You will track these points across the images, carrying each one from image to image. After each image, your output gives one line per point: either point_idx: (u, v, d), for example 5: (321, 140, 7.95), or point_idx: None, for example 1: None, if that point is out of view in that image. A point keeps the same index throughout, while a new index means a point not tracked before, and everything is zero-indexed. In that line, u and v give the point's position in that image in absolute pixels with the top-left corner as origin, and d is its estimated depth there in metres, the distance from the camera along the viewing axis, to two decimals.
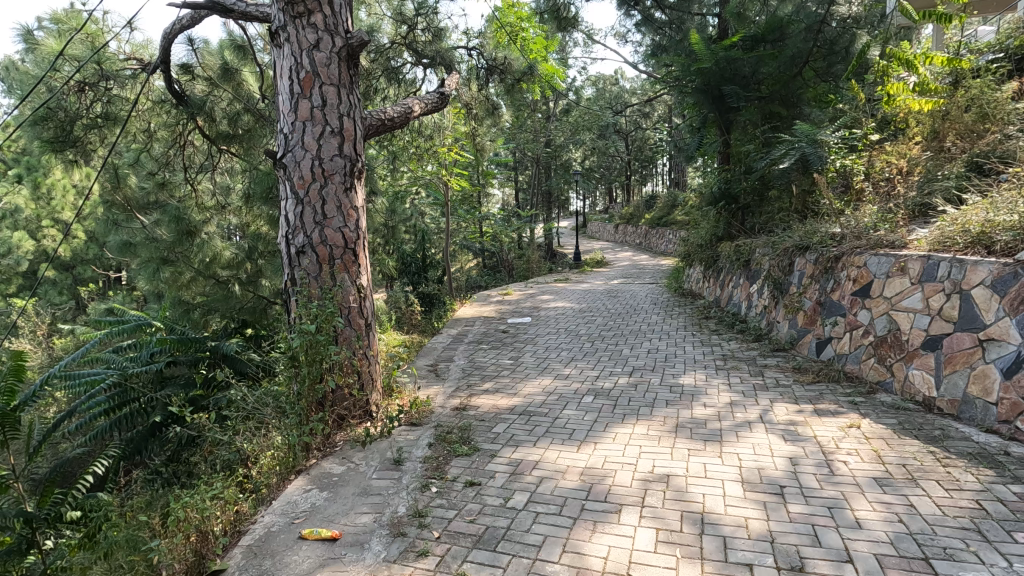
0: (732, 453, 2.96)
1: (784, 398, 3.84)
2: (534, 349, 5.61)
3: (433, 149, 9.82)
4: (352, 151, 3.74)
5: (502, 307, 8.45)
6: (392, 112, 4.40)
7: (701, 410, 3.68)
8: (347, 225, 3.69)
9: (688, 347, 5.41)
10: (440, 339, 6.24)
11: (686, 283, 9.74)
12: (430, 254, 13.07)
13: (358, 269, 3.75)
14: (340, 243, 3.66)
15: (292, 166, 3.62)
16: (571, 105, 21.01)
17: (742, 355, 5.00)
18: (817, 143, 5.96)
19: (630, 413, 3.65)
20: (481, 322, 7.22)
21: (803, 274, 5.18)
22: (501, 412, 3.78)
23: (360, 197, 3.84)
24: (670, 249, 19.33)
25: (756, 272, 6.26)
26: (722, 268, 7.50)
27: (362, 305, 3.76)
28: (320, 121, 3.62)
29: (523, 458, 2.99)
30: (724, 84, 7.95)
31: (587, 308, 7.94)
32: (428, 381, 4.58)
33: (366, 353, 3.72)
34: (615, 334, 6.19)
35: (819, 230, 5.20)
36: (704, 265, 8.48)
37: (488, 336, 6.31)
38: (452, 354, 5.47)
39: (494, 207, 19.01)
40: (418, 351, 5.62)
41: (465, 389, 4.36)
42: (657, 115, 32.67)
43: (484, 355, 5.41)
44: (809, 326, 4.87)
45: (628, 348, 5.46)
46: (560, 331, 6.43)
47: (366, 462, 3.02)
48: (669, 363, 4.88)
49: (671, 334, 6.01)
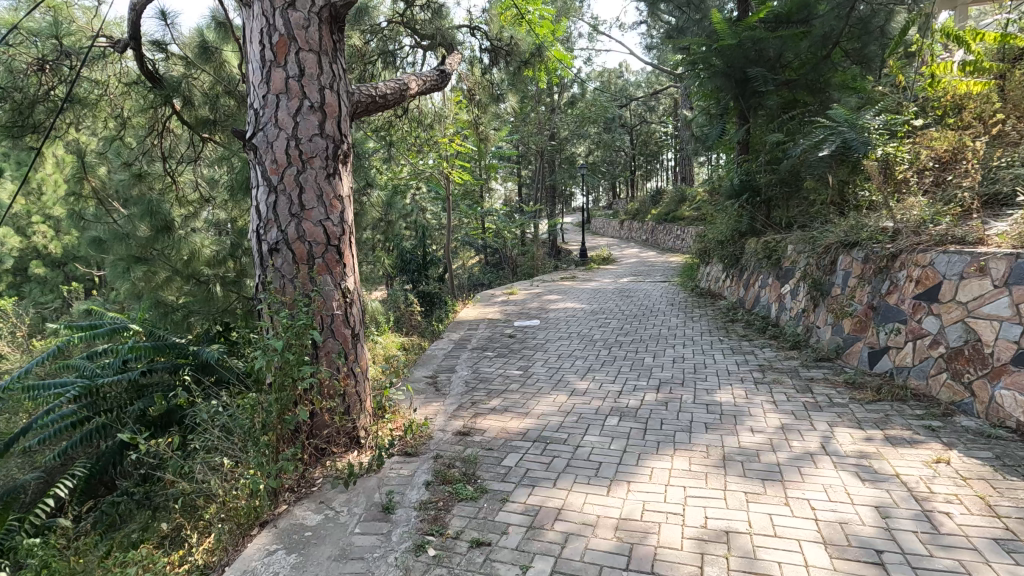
0: (802, 499, 2.39)
1: (846, 421, 3.25)
2: (543, 357, 5.05)
3: (434, 140, 9.23)
4: (335, 130, 3.16)
5: (508, 307, 7.87)
6: (385, 87, 3.79)
7: (750, 437, 3.10)
8: (328, 217, 3.12)
9: (718, 356, 4.82)
10: (441, 345, 5.68)
11: (701, 282, 9.17)
12: (431, 251, 12.50)
13: (342, 270, 3.17)
14: (321, 239, 3.08)
15: (263, 147, 3.04)
16: (576, 97, 20.35)
17: (782, 366, 4.43)
18: (859, 129, 5.36)
19: (666, 441, 3.07)
20: (486, 325, 6.66)
21: (849, 274, 4.59)
22: (512, 439, 3.21)
23: (345, 185, 3.26)
24: (679, 246, 18.79)
25: (790, 270, 5.67)
26: (747, 266, 6.91)
27: (348, 313, 3.19)
28: (296, 94, 3.04)
29: (542, 505, 2.43)
30: (749, 67, 7.30)
31: (600, 310, 7.35)
32: (427, 397, 4.02)
33: (353, 370, 3.16)
34: (633, 339, 5.60)
35: (866, 224, 4.61)
36: (724, 263, 7.90)
37: (494, 341, 5.75)
38: (453, 363, 4.92)
39: (496, 202, 18.42)
40: (416, 359, 5.06)
41: (469, 407, 3.79)
42: (662, 109, 32.02)
43: (489, 364, 4.84)
44: (858, 333, 4.30)
45: (651, 357, 4.88)
46: (572, 336, 5.85)
47: (349, 510, 2.45)
48: (700, 375, 4.29)
49: (697, 340, 5.42)
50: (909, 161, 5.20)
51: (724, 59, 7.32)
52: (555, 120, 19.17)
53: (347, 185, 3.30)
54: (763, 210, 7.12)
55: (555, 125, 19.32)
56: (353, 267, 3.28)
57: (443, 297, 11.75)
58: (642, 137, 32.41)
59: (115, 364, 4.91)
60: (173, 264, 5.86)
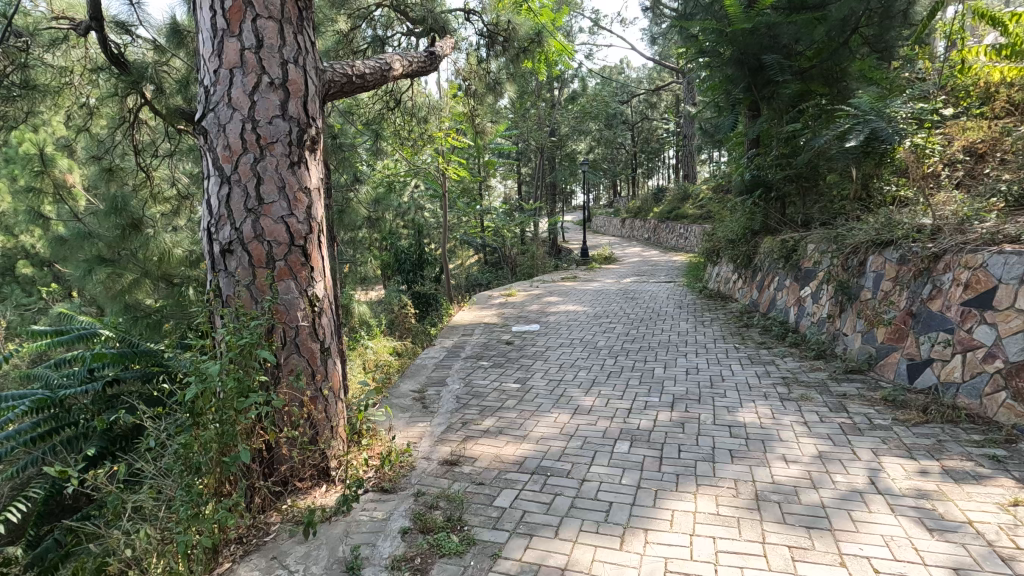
0: (860, 557, 1.94)
1: (893, 449, 2.81)
2: (542, 368, 4.60)
3: (429, 133, 8.80)
4: (299, 112, 2.71)
5: (506, 310, 7.42)
6: (362, 66, 3.33)
7: (783, 468, 2.66)
8: (292, 213, 2.68)
9: (736, 367, 4.37)
10: (433, 352, 5.25)
11: (709, 283, 8.73)
12: (427, 250, 12.06)
13: (309, 275, 2.73)
14: (283, 239, 2.64)
15: (214, 130, 2.60)
16: (577, 92, 19.88)
17: (809, 379, 3.98)
18: (888, 117, 4.91)
19: (686, 475, 2.63)
20: (482, 329, 6.22)
21: (881, 277, 4.14)
22: (507, 470, 2.77)
23: (313, 175, 2.82)
24: (683, 244, 18.34)
25: (811, 272, 5.23)
26: (761, 267, 6.46)
27: (315, 323, 2.75)
28: (253, 68, 2.60)
29: (542, 564, 1.98)
30: (763, 54, 6.84)
31: (604, 313, 6.90)
32: (412, 416, 3.58)
33: (321, 390, 2.72)
34: (641, 347, 5.15)
35: (901, 221, 4.16)
36: (735, 263, 7.45)
37: (490, 348, 5.31)
38: (444, 374, 4.48)
39: (495, 200, 17.99)
40: (405, 369, 4.62)
41: (459, 428, 3.35)
42: (664, 105, 31.55)
43: (483, 376, 4.40)
44: (895, 342, 3.85)
45: (661, 369, 4.43)
46: (576, 343, 5.39)
47: (305, 570, 2.01)
48: (718, 391, 3.84)
49: (711, 348, 4.97)
50: (943, 152, 4.75)
51: (738, 44, 6.82)
52: (556, 115, 18.68)
53: (316, 176, 2.85)
54: (777, 207, 6.68)
55: (556, 121, 18.83)
56: (322, 270, 2.84)
57: (439, 298, 11.31)
58: (644, 133, 31.93)
59: (79, 373, 3.93)
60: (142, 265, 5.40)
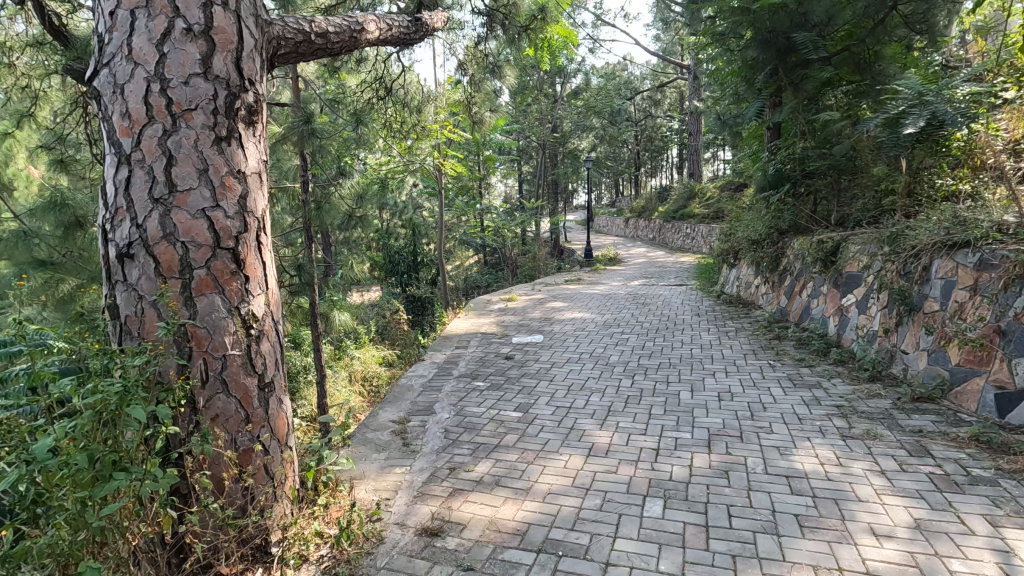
0: None
1: (1014, 517, 2.13)
2: (546, 390, 3.93)
3: (423, 124, 8.13)
4: (229, 71, 2.03)
5: (505, 318, 6.75)
6: (325, 22, 2.61)
7: (878, 548, 1.98)
8: (217, 204, 2.00)
9: (777, 391, 3.70)
10: (422, 369, 4.57)
11: (726, 287, 8.06)
12: (422, 251, 11.40)
13: (242, 287, 2.06)
14: (204, 240, 1.96)
15: (110, 93, 1.93)
16: (579, 87, 19.13)
17: (870, 408, 3.31)
18: (950, 98, 4.23)
19: (746, 559, 1.94)
20: (479, 340, 5.56)
21: (954, 285, 3.47)
22: (504, 545, 2.09)
23: (251, 156, 2.15)
24: (690, 245, 17.71)
25: (855, 277, 4.54)
26: (791, 271, 5.78)
27: (250, 352, 2.08)
28: (162, 10, 1.92)
29: None
30: (794, 32, 6.15)
31: (614, 321, 6.22)
32: (390, 458, 2.91)
33: (258, 440, 2.06)
34: (660, 364, 4.47)
35: (978, 218, 3.47)
36: (757, 266, 6.78)
37: (487, 365, 4.63)
38: (432, 399, 3.80)
39: (495, 198, 17.33)
40: (386, 392, 3.94)
41: (446, 476, 2.68)
42: (668, 102, 30.85)
43: (479, 402, 3.73)
44: (976, 366, 3.18)
45: (687, 393, 3.75)
46: (586, 359, 4.72)
47: None
48: (761, 425, 3.16)
49: (742, 365, 4.30)
50: (1012, 138, 4.08)
51: (767, 21, 6.10)
52: (558, 111, 17.94)
53: (254, 156, 2.18)
54: (808, 204, 6.01)
55: (558, 116, 18.10)
56: (263, 281, 2.17)
57: (435, 302, 10.63)
58: (647, 131, 31.25)
59: None
60: (92, 270, 4.72)
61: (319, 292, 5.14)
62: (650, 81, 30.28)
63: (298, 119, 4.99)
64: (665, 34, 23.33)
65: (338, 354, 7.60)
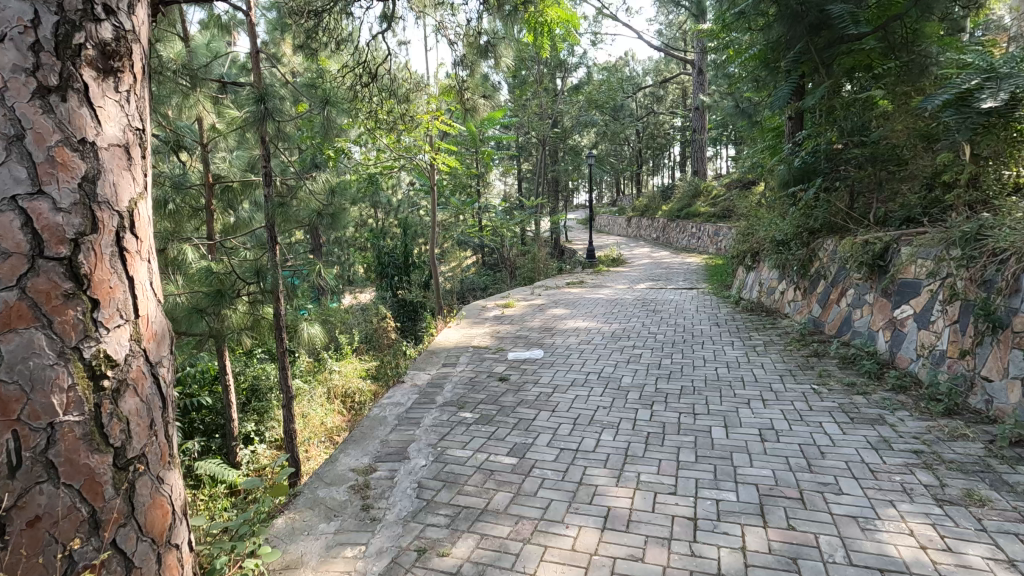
0: None
1: None
2: (547, 426, 3.22)
3: (412, 114, 7.40)
4: None
5: (501, 328, 6.03)
6: None
7: None
8: (39, 189, 1.29)
9: (832, 429, 3.00)
10: (402, 394, 3.86)
11: (743, 292, 7.37)
12: (414, 250, 10.65)
13: (84, 317, 1.34)
14: (12, 245, 1.25)
15: None
16: (581, 82, 18.32)
17: (957, 456, 2.61)
18: None
19: None
20: (470, 356, 4.85)
21: None
22: None
23: (108, 118, 1.43)
24: (697, 245, 16.95)
25: (913, 285, 3.84)
26: (826, 276, 5.09)
27: (99, 415, 1.36)
28: None
29: None
30: (829, 3, 5.40)
31: (624, 333, 5.52)
32: (341, 533, 2.20)
33: (106, 552, 1.35)
34: (683, 389, 3.76)
35: None
36: (782, 270, 6.09)
37: (477, 389, 3.91)
38: (407, 438, 3.07)
39: (493, 197, 16.60)
40: (353, 428, 3.23)
41: (413, 564, 1.97)
42: (671, 99, 30.12)
43: (464, 441, 3.02)
44: None
45: (721, 430, 3.05)
46: (593, 381, 4.01)
47: None
48: (824, 480, 2.45)
49: (782, 393, 3.60)
50: None
51: None
52: (558, 105, 17.14)
53: (116, 120, 1.46)
54: (844, 200, 5.40)
55: (558, 111, 17.32)
56: (127, 308, 1.46)
57: (427, 307, 9.89)
58: (649, 129, 30.48)
59: None
60: None
61: (284, 301, 4.42)
62: (652, 77, 29.49)
63: (253, 97, 4.25)
64: (669, 28, 22.59)
65: (316, 366, 6.87)
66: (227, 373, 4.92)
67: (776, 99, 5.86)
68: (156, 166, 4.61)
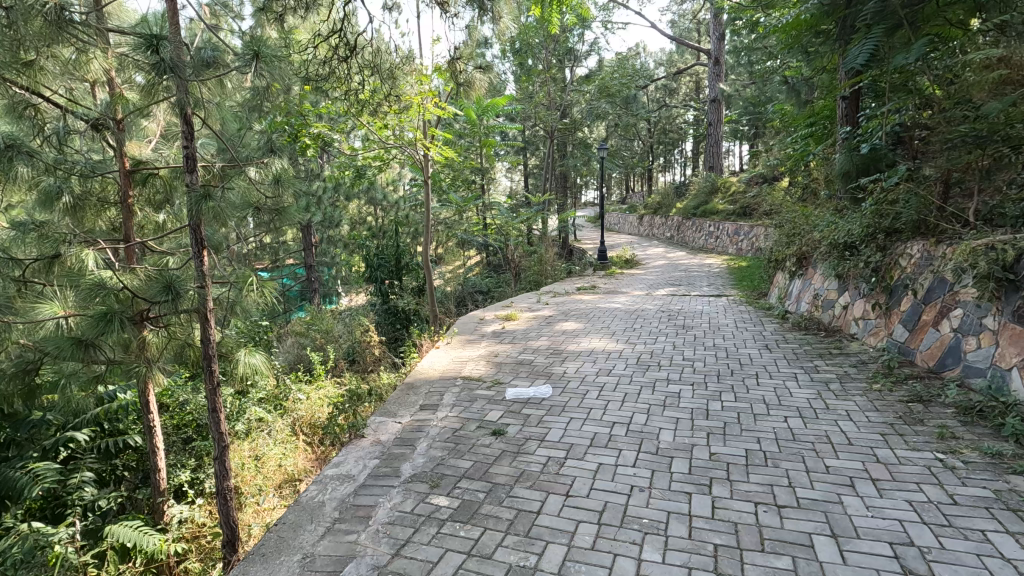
0: None
1: None
2: (558, 529, 2.14)
3: (399, 95, 6.32)
4: None
5: (500, 351, 4.93)
6: None
7: None
8: None
9: (1011, 549, 1.90)
10: (356, 460, 2.80)
11: (787, 302, 6.22)
12: (406, 251, 9.58)
13: None
14: None
15: None
16: (591, 72, 17.11)
17: None
18: None
19: None
20: (459, 392, 3.78)
21: None
22: None
23: None
24: (717, 245, 15.76)
25: None
26: (917, 290, 3.95)
27: None
28: None
29: None
30: None
31: (651, 357, 4.43)
32: None
33: None
34: (749, 458, 2.67)
35: None
36: (846, 278, 4.95)
37: (461, 452, 2.83)
38: (342, 554, 2.01)
39: (497, 193, 15.51)
40: (269, 529, 2.17)
41: None
42: (684, 92, 28.87)
43: (428, 564, 1.93)
44: None
45: (830, 547, 1.96)
46: (620, 438, 2.93)
47: None
48: None
49: (896, 468, 2.50)
50: None
51: None
52: (566, 95, 15.91)
53: None
54: (936, 188, 4.26)
55: (566, 101, 16.16)
56: None
57: (421, 315, 8.81)
58: (661, 123, 29.12)
59: None
60: None
61: (210, 324, 3.34)
62: (664, 69, 28.14)
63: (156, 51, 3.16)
64: (682, 16, 21.35)
65: (282, 391, 5.79)
66: (152, 416, 4.00)
67: (851, 62, 4.53)
68: (53, 149, 3.57)
